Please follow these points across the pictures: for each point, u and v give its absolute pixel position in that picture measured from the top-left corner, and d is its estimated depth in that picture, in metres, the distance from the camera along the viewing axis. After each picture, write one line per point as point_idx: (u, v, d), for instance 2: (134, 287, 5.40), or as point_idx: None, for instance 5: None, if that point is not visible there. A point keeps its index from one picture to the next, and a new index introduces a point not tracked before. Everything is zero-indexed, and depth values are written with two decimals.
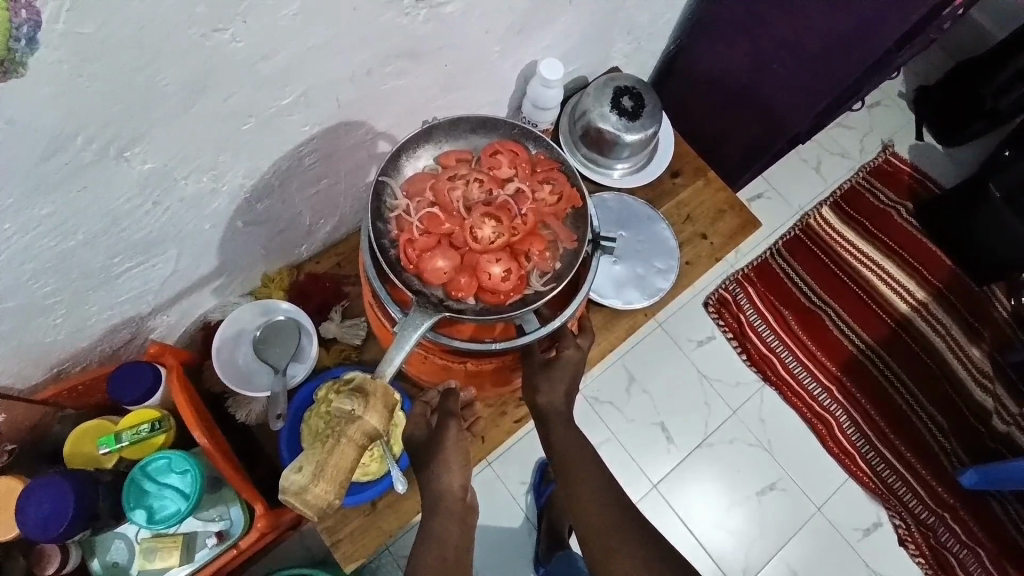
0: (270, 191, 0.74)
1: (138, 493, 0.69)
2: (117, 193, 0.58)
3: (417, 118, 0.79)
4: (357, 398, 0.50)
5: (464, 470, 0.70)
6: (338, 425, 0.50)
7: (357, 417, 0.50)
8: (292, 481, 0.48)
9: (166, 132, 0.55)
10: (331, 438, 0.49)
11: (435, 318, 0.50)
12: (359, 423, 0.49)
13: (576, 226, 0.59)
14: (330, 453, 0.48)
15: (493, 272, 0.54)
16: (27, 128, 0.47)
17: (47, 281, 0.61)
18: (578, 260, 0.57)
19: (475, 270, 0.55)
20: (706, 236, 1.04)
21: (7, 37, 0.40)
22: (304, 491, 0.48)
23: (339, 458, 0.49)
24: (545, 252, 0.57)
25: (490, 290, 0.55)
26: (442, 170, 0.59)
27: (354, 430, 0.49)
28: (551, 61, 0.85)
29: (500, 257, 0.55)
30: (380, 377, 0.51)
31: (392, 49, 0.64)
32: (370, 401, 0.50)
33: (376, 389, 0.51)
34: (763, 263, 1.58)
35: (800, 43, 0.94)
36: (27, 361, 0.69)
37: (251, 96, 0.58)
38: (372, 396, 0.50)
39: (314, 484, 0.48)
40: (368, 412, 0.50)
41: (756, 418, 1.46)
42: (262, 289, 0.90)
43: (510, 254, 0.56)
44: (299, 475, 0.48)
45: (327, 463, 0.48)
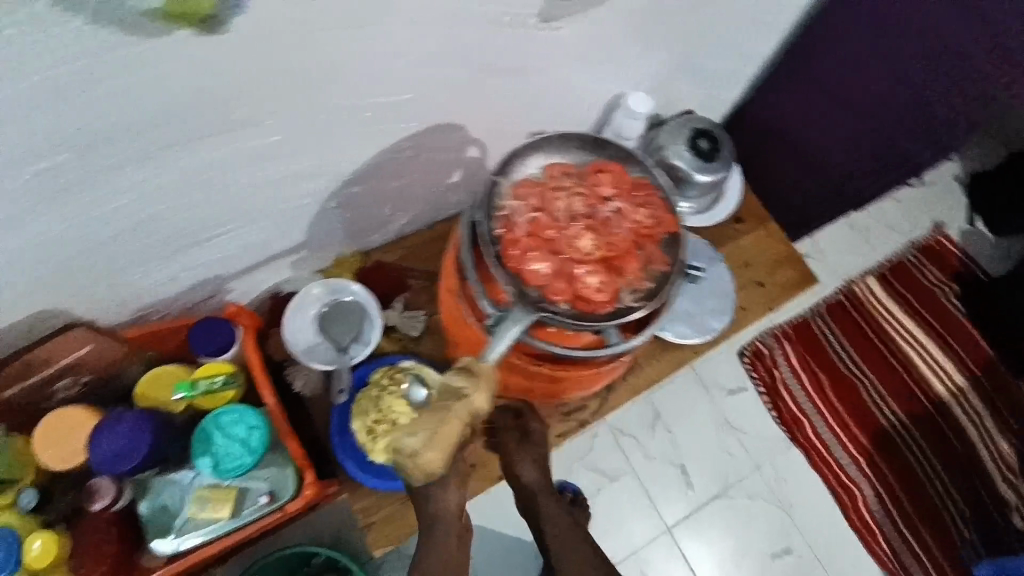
0: (363, 178, 0.78)
1: (204, 441, 0.71)
2: (242, 157, 0.62)
3: (508, 130, 0.84)
4: (466, 377, 0.51)
5: (519, 469, 0.72)
6: (446, 401, 0.50)
7: (465, 395, 0.50)
8: (404, 444, 0.50)
9: (300, 109, 0.60)
10: (439, 411, 0.50)
11: (531, 317, 0.53)
12: (466, 403, 0.50)
13: (671, 251, 0.60)
14: (439, 426, 0.50)
15: (588, 282, 0.57)
16: (190, 90, 0.51)
17: (159, 229, 0.65)
18: (672, 283, 0.58)
19: (572, 278, 0.57)
20: (762, 284, 1.06)
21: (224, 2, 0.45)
22: (417, 454, 0.50)
23: (448, 431, 0.50)
24: (640, 269, 0.59)
25: (583, 295, 0.56)
26: (548, 180, 0.61)
27: (461, 409, 0.50)
28: (640, 96, 0.90)
29: (595, 270, 0.57)
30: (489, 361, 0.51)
31: (505, 63, 0.69)
32: (478, 383, 0.50)
33: (484, 372, 0.51)
34: (802, 322, 1.58)
35: (864, 94, 0.97)
36: (118, 301, 0.73)
37: (377, 86, 0.62)
38: (480, 377, 0.51)
39: (425, 451, 0.50)
40: (476, 394, 0.50)
41: (779, 477, 1.45)
42: (332, 270, 0.94)
43: (605, 268, 0.58)
44: (412, 440, 0.50)
45: (436, 434, 0.49)
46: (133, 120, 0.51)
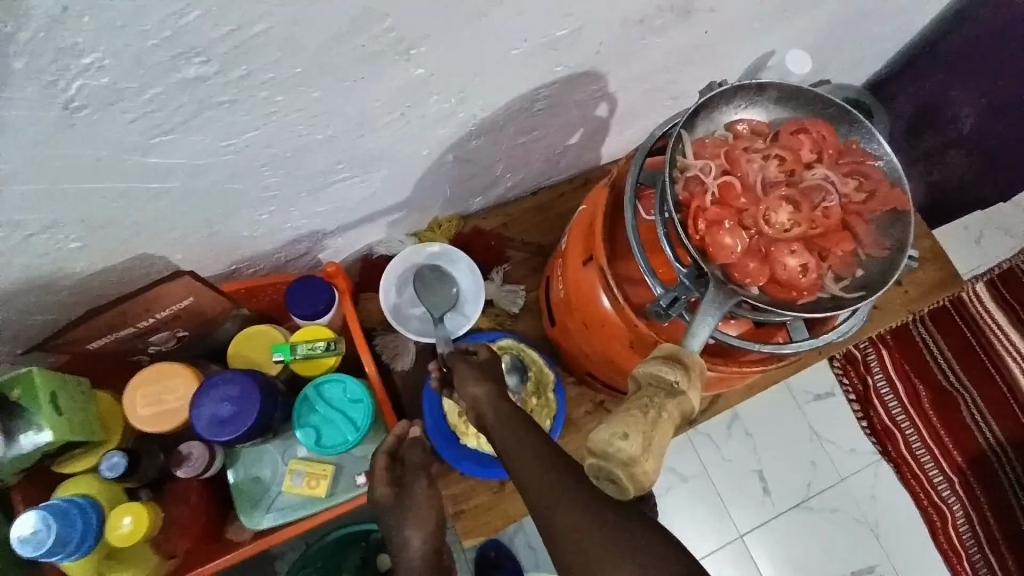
0: (487, 130, 0.69)
1: (307, 411, 0.64)
2: (379, 94, 0.53)
3: (643, 85, 0.74)
4: (677, 369, 0.43)
5: None
6: (657, 396, 0.42)
7: (678, 391, 0.42)
8: (617, 451, 0.39)
9: (454, 40, 0.51)
10: (653, 409, 0.41)
11: (727, 308, 0.44)
12: (682, 400, 0.42)
13: (882, 233, 0.50)
14: (656, 426, 0.40)
15: (791, 264, 0.46)
16: (350, 2, 0.42)
17: (275, 172, 0.57)
18: (895, 271, 0.47)
19: (769, 257, 0.46)
20: (901, 283, 0.93)
21: None
22: (631, 463, 0.40)
23: (665, 433, 0.41)
24: (849, 250, 0.48)
25: (787, 278, 0.46)
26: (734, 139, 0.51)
27: (676, 407, 0.42)
28: (798, 53, 0.74)
29: (798, 249, 0.47)
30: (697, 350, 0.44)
31: (673, 1, 0.59)
32: (691, 376, 0.43)
33: (694, 364, 0.43)
34: (903, 328, 1.43)
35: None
36: (217, 252, 0.66)
37: (537, 18, 0.53)
38: (693, 371, 0.43)
39: (643, 458, 0.40)
40: (691, 389, 0.42)
41: (867, 493, 1.36)
42: (427, 233, 0.86)
43: (808, 248, 0.47)
44: (625, 444, 0.40)
45: (655, 437, 0.40)
46: (281, 32, 0.42)
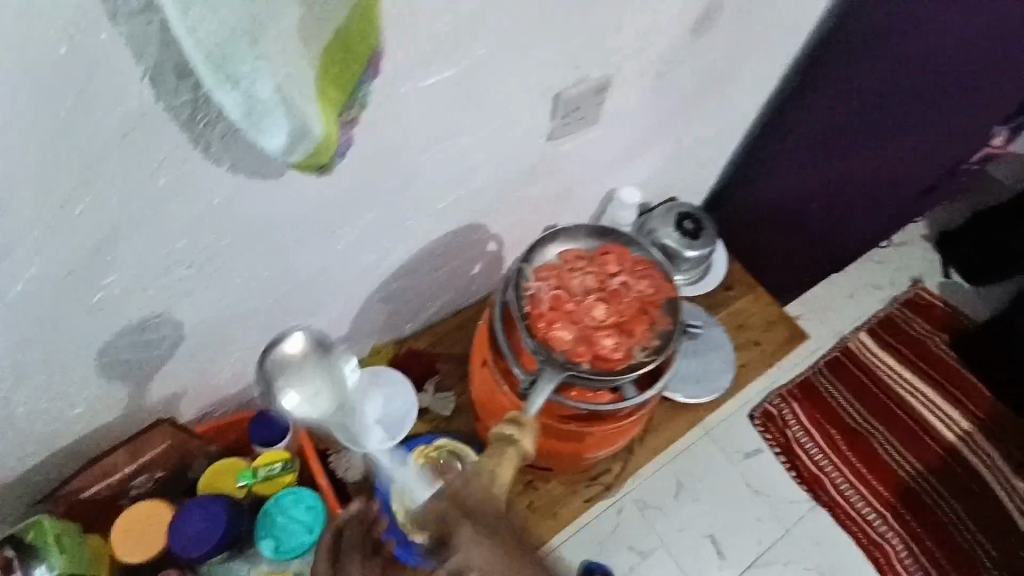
0: (403, 275, 0.89)
1: (266, 524, 0.73)
2: (315, 266, 0.74)
3: (523, 226, 0.98)
4: (515, 425, 0.61)
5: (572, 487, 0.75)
6: (501, 444, 0.59)
7: (517, 439, 0.60)
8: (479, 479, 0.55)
9: (365, 225, 0.73)
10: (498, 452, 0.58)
11: (558, 379, 0.64)
12: (519, 444, 0.59)
13: (671, 312, 0.72)
14: (500, 461, 0.57)
15: (605, 344, 0.67)
16: (286, 215, 0.63)
17: (238, 330, 0.75)
18: (675, 339, 0.69)
19: (591, 341, 0.67)
20: (759, 343, 1.16)
21: (332, 154, 0.49)
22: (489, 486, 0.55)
23: (507, 465, 0.57)
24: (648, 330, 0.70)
25: (603, 355, 0.67)
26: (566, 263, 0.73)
27: (517, 449, 0.59)
28: (631, 189, 1.03)
29: (610, 333, 0.68)
30: (530, 411, 0.62)
31: (521, 173, 0.84)
32: (524, 428, 0.61)
33: (528, 421, 0.62)
34: (806, 380, 1.64)
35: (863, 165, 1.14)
36: (190, 399, 0.81)
37: (423, 201, 0.76)
38: (526, 424, 0.61)
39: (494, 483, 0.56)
40: (525, 436, 0.60)
41: (812, 540, 1.47)
42: (369, 359, 1.03)
43: (618, 331, 0.69)
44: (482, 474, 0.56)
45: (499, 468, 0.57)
46: (241, 239, 0.63)
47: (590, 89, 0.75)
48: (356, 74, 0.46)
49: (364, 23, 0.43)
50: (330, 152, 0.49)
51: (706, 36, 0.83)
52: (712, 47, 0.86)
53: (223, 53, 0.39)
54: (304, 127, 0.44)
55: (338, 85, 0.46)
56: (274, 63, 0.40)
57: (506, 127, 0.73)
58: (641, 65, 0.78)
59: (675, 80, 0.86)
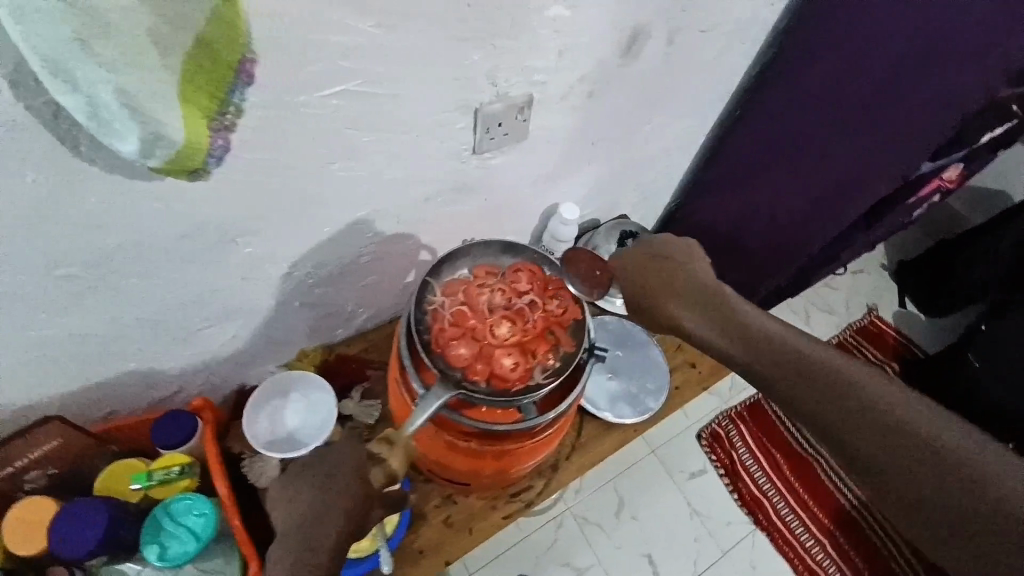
0: (327, 281, 0.88)
1: (155, 528, 0.75)
2: (219, 268, 0.72)
3: (456, 237, 0.96)
4: (385, 444, 0.62)
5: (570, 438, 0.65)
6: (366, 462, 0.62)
7: (380, 459, 0.62)
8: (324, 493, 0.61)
9: (271, 230, 0.72)
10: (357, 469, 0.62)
11: (450, 395, 0.64)
12: (380, 465, 0.61)
13: (576, 335, 0.73)
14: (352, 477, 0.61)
15: (504, 363, 0.69)
16: (180, 217, 0.62)
17: (138, 330, 0.74)
18: (574, 362, 0.71)
19: (490, 359, 0.69)
20: (694, 365, 1.16)
21: (204, 157, 0.50)
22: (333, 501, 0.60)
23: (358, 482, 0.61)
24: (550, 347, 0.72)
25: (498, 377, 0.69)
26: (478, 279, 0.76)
27: (376, 469, 0.61)
28: (570, 205, 1.01)
29: (511, 352, 0.70)
30: (406, 430, 0.62)
31: (447, 185, 0.83)
32: (394, 448, 0.61)
33: (401, 440, 0.62)
34: (755, 403, 1.58)
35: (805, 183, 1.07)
36: (92, 397, 0.79)
37: (337, 208, 0.75)
38: (396, 444, 0.62)
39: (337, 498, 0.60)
40: (391, 457, 0.61)
41: (749, 564, 1.38)
42: (296, 362, 1.00)
43: (520, 350, 0.71)
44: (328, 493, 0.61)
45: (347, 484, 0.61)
46: (131, 240, 0.62)
47: (509, 107, 0.76)
48: (226, 84, 0.46)
49: (230, 35, 0.43)
50: (203, 155, 0.50)
51: (635, 63, 0.84)
52: (642, 73, 0.87)
53: (66, 65, 0.39)
54: (163, 133, 0.45)
55: (207, 93, 0.45)
56: (126, 76, 0.41)
57: (423, 142, 0.73)
58: (563, 86, 0.79)
59: (604, 101, 0.87)
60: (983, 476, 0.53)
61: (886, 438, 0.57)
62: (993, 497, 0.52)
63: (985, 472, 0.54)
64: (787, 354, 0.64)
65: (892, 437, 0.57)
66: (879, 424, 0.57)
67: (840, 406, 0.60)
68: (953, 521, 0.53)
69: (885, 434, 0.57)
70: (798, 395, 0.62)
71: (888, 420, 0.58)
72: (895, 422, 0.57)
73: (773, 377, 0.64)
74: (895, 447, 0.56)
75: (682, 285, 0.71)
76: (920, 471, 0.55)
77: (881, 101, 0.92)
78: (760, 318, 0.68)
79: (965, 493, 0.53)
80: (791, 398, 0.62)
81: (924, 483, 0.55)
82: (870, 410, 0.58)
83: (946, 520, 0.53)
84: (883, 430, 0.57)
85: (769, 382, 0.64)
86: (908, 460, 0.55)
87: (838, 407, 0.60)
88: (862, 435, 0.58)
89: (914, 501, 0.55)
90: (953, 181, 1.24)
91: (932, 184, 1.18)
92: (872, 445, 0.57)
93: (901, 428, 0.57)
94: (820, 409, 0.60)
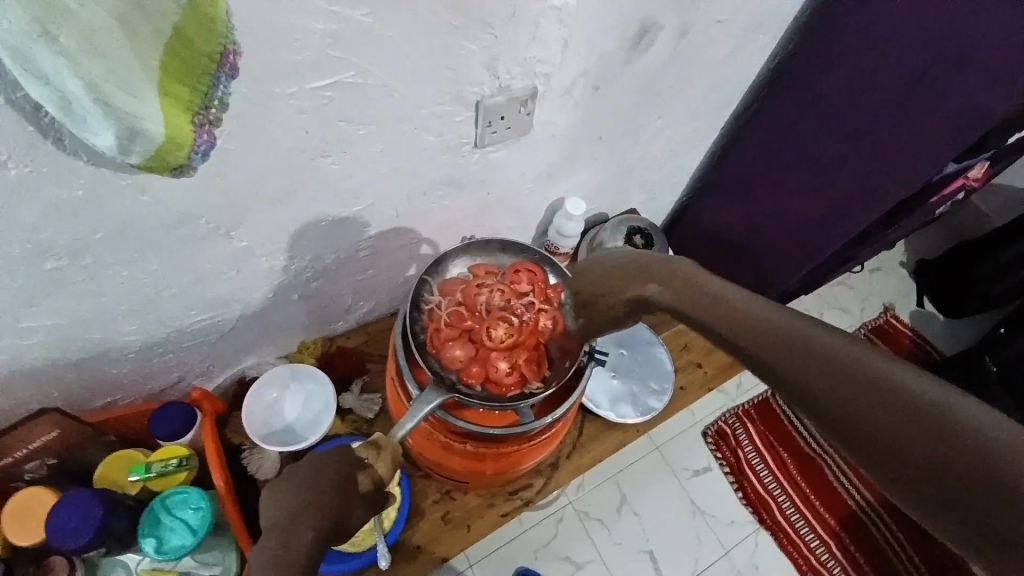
0: (324, 273, 0.87)
1: (151, 521, 0.76)
2: (211, 260, 0.72)
3: (457, 232, 0.94)
4: (372, 449, 0.59)
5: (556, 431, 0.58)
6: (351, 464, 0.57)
7: (366, 464, 0.58)
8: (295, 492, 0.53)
9: (263, 222, 0.71)
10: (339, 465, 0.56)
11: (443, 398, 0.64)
12: (367, 470, 0.57)
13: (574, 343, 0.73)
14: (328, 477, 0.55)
15: (499, 367, 0.69)
16: (169, 208, 0.62)
17: (132, 321, 0.74)
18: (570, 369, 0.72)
19: (485, 363, 0.69)
20: (701, 365, 1.14)
21: (188, 152, 0.48)
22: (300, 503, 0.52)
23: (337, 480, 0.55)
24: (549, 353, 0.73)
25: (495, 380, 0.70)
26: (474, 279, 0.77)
27: (362, 475, 0.57)
28: (576, 200, 0.99)
29: (506, 356, 0.70)
30: (394, 435, 0.60)
31: (446, 179, 0.81)
32: (380, 453, 0.58)
33: (388, 445, 0.59)
34: (764, 401, 1.54)
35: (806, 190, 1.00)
36: (89, 386, 0.80)
37: (331, 202, 0.74)
38: (384, 449, 0.59)
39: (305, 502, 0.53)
40: (378, 463, 0.58)
41: (749, 563, 1.36)
42: (295, 354, 0.99)
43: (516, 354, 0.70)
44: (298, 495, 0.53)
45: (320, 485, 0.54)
46: (121, 232, 0.61)
47: (511, 100, 0.74)
48: (207, 75, 0.44)
49: (204, 23, 0.41)
50: (185, 149, 0.48)
51: (643, 56, 0.81)
52: (650, 66, 0.84)
53: (26, 50, 0.37)
54: (139, 128, 0.43)
55: (187, 83, 0.44)
56: (89, 60, 0.38)
57: (421, 134, 0.72)
58: (567, 78, 0.76)
59: (610, 95, 0.84)
60: (987, 427, 0.38)
61: (857, 380, 0.43)
62: (1004, 454, 0.37)
63: (989, 424, 0.38)
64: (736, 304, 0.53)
65: (867, 387, 0.42)
66: (848, 368, 0.44)
67: (798, 349, 0.47)
68: (955, 487, 0.38)
69: (858, 383, 0.43)
70: (753, 345, 0.50)
71: (859, 366, 0.44)
72: (870, 364, 0.43)
73: (725, 326, 0.52)
74: (867, 390, 0.42)
75: (624, 271, 0.62)
76: (903, 427, 0.40)
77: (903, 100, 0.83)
78: (718, 280, 0.57)
79: (960, 453, 0.38)
80: (745, 348, 0.50)
81: (907, 443, 0.40)
82: (841, 354, 0.45)
83: (950, 481, 0.38)
84: (851, 373, 0.43)
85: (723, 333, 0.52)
86: (884, 410, 0.41)
87: (798, 350, 0.46)
88: (828, 382, 0.44)
89: (898, 455, 0.40)
90: (978, 179, 1.19)
91: (957, 184, 1.12)
92: (842, 388, 0.43)
93: (876, 373, 0.43)
94: (778, 359, 0.47)
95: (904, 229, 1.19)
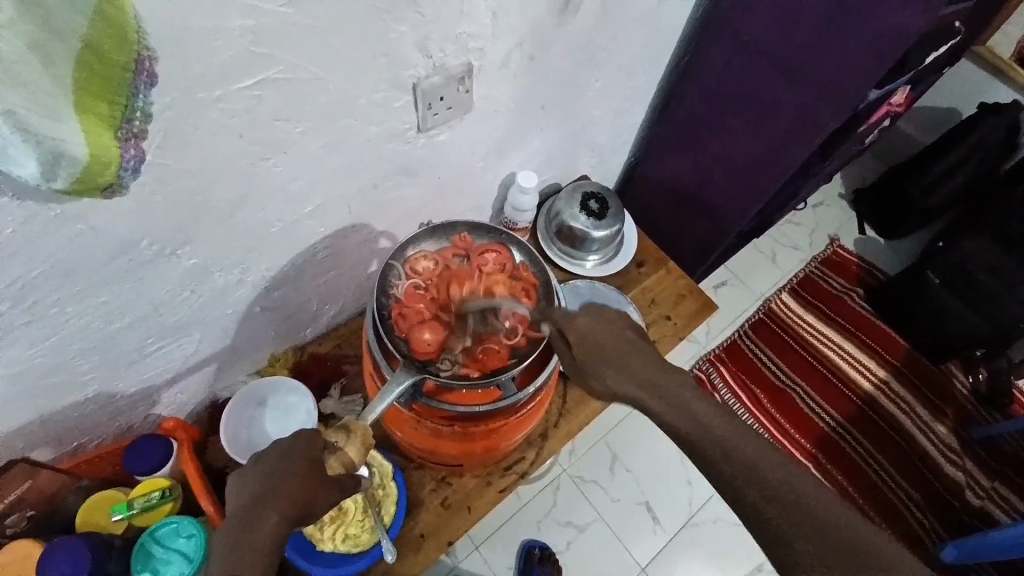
0: (285, 281, 0.84)
1: (145, 557, 0.74)
2: (162, 285, 0.69)
3: (413, 220, 0.93)
4: (340, 433, 0.60)
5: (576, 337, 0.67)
6: (320, 448, 0.58)
7: (338, 448, 0.59)
8: (253, 490, 0.54)
9: (211, 236, 0.68)
10: (297, 450, 0.57)
11: (414, 377, 0.66)
12: (339, 453, 0.58)
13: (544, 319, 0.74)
14: (283, 464, 0.55)
15: (461, 347, 0.70)
16: (107, 234, 0.59)
17: (89, 359, 0.71)
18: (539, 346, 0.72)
19: (449, 343, 0.70)
20: (670, 317, 1.12)
21: (117, 168, 0.46)
22: (257, 503, 0.53)
23: (292, 466, 0.55)
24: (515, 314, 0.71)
25: (460, 352, 0.70)
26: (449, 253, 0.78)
27: (333, 459, 0.58)
28: (527, 172, 0.99)
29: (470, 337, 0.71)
30: (363, 420, 0.61)
31: (393, 168, 0.80)
32: (351, 437, 0.59)
33: (357, 429, 0.60)
34: (732, 343, 1.60)
35: (757, 125, 1.01)
36: (52, 434, 0.76)
37: (280, 206, 0.72)
38: (353, 433, 0.60)
39: (265, 496, 0.53)
40: (348, 446, 0.59)
41: None
42: (268, 368, 0.97)
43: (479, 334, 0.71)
44: (254, 493, 0.54)
45: (276, 474, 0.55)
46: (58, 269, 0.58)
47: (448, 79, 0.73)
48: (126, 84, 0.42)
49: (115, 34, 0.39)
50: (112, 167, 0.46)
51: (574, 19, 0.81)
52: (581, 29, 0.84)
53: None
54: (64, 151, 0.41)
55: (107, 98, 0.41)
56: (8, 91, 0.37)
57: (363, 125, 0.70)
58: (500, 50, 0.76)
59: (546, 62, 0.84)
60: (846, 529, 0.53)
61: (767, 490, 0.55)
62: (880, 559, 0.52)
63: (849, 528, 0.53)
64: (734, 443, 0.58)
65: (810, 526, 0.53)
66: (764, 481, 0.55)
67: (735, 469, 0.57)
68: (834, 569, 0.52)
69: (802, 522, 0.53)
70: (756, 500, 0.55)
71: (797, 499, 0.54)
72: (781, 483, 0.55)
73: (724, 472, 0.57)
74: (775, 498, 0.55)
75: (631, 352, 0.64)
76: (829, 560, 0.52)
77: (832, 31, 0.84)
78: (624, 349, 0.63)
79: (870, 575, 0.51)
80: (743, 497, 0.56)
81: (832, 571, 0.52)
82: (778, 482, 0.55)
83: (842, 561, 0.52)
84: (766, 485, 0.55)
85: (724, 481, 0.57)
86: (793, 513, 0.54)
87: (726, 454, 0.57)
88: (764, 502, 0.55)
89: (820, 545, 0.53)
90: (902, 104, 1.25)
91: (881, 111, 1.18)
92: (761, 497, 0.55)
93: (816, 510, 0.54)
94: (765, 509, 0.55)
95: (840, 161, 1.26)
